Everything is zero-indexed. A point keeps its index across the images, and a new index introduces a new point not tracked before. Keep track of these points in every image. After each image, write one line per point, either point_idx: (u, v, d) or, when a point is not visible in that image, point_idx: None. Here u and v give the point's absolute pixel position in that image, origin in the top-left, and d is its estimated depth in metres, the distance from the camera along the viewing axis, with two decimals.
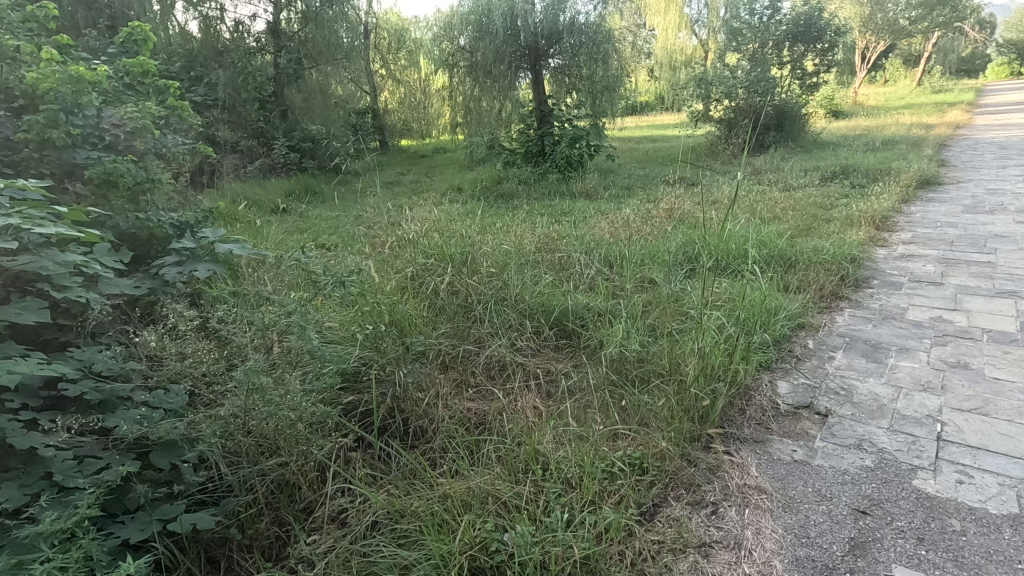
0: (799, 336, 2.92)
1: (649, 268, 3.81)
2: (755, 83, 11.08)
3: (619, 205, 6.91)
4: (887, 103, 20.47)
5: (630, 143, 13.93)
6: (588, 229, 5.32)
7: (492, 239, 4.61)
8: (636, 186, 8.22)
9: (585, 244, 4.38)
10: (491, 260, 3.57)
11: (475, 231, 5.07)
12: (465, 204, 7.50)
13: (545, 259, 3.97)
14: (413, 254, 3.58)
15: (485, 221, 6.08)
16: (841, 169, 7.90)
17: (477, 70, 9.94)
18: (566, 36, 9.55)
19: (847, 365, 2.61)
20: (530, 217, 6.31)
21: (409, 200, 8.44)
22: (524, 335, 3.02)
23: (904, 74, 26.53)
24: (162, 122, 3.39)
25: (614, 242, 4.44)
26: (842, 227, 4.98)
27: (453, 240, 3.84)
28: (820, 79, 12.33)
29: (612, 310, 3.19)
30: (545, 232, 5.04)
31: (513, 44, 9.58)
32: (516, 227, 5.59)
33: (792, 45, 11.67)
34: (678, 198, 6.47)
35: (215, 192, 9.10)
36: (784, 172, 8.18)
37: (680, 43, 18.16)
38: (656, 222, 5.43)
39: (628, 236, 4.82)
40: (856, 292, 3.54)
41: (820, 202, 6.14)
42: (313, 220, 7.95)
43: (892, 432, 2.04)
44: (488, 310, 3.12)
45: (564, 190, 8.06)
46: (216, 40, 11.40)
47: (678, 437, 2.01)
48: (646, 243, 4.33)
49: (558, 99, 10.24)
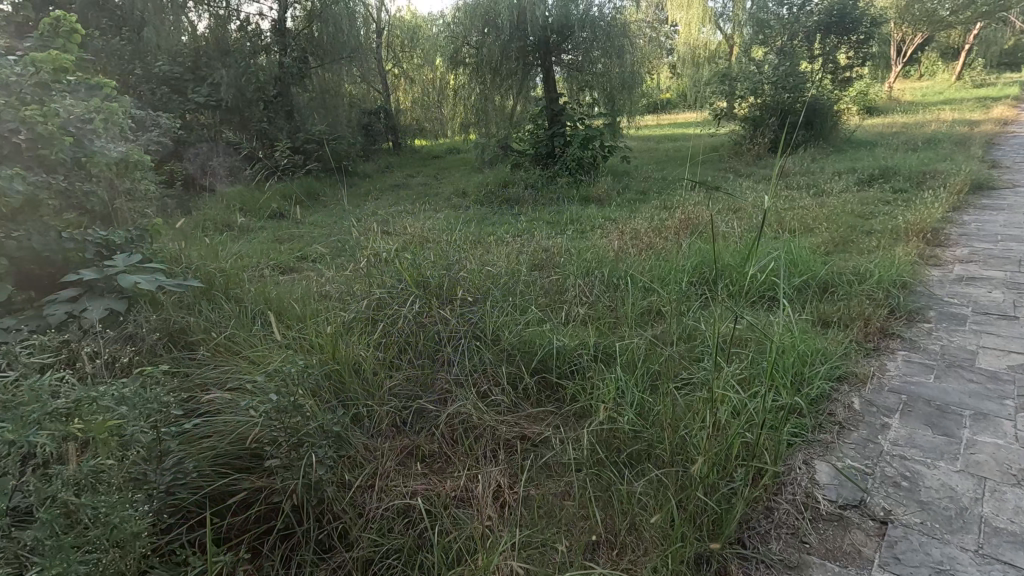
0: (842, 391, 2.33)
1: (658, 294, 3.25)
2: (783, 78, 10.36)
3: (632, 212, 6.34)
4: (925, 99, 19.37)
5: (649, 142, 13.33)
6: (594, 242, 4.78)
7: (482, 256, 4.11)
8: (652, 191, 7.62)
9: (586, 262, 3.84)
10: (469, 287, 3.07)
11: (467, 247, 4.57)
12: (466, 212, 7.05)
13: (538, 282, 3.45)
14: (380, 279, 3.10)
15: (483, 233, 5.59)
16: (881, 172, 7.19)
17: (485, 67, 9.41)
18: (579, 30, 8.97)
19: (907, 438, 2.02)
20: (533, 227, 5.81)
21: (410, 206, 7.98)
22: (500, 383, 2.51)
23: (943, 67, 25.17)
24: (96, 126, 2.97)
25: (620, 261, 3.90)
26: (886, 241, 4.34)
27: (431, 260, 3.34)
28: (854, 73, 11.52)
29: (609, 349, 2.64)
30: (545, 246, 4.51)
31: (523, 40, 9.03)
32: (516, 239, 5.08)
33: (824, 37, 10.89)
34: (697, 205, 5.88)
35: (212, 197, 8.82)
36: (816, 176, 7.50)
37: (703, 38, 17.38)
38: (671, 234, 4.88)
39: (637, 253, 4.28)
40: (910, 328, 2.92)
41: (859, 210, 5.47)
42: (310, 227, 7.56)
43: (982, 562, 1.47)
44: (460, 351, 2.63)
45: (573, 195, 7.52)
46: (222, 40, 11.16)
47: (678, 564, 1.49)
48: (655, 263, 3.77)
49: (572, 98, 9.69)
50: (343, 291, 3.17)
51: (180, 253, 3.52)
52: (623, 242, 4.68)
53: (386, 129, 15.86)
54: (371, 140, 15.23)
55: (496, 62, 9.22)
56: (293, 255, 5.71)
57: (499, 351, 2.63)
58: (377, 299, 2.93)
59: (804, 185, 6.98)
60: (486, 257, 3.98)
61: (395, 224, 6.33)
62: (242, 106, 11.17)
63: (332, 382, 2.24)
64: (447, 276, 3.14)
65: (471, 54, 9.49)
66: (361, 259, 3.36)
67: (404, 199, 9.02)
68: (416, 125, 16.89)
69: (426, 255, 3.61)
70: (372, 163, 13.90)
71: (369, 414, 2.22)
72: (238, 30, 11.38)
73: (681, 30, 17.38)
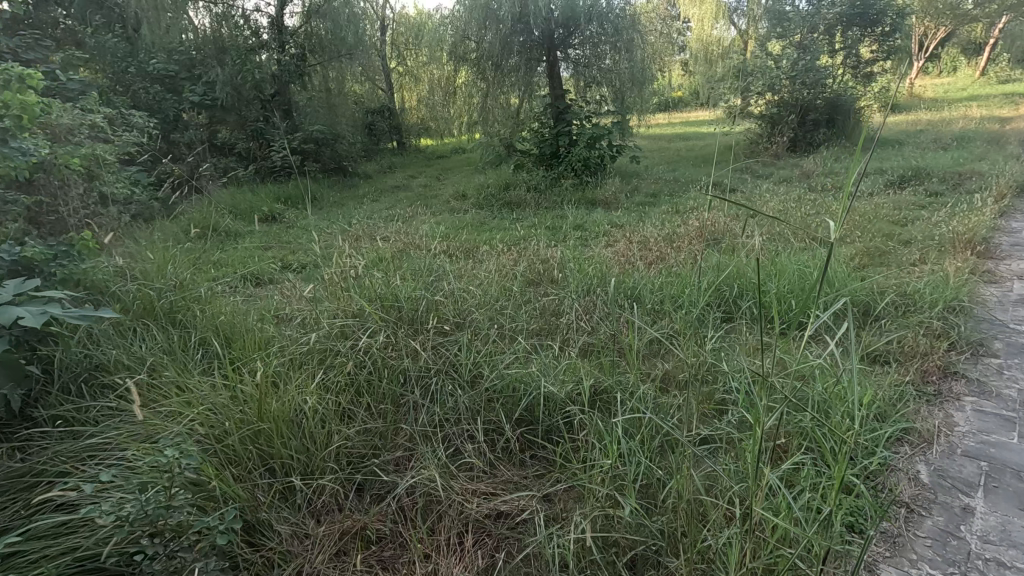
0: (902, 456, 1.86)
1: (668, 323, 2.82)
2: (803, 74, 9.78)
3: (641, 217, 5.85)
4: (948, 95, 18.64)
5: (660, 141, 12.84)
6: (599, 254, 4.32)
7: (471, 271, 3.69)
8: (663, 193, 7.12)
9: (586, 281, 3.41)
10: (449, 313, 2.68)
11: (457, 261, 4.14)
12: (464, 217, 6.63)
13: (530, 307, 3.02)
14: (346, 304, 2.69)
15: (478, 243, 5.16)
16: (913, 172, 6.64)
17: (487, 63, 8.96)
18: (585, 22, 8.46)
19: (1001, 532, 1.54)
20: (533, 234, 5.37)
21: (406, 210, 7.57)
22: (475, 437, 2.06)
23: (964, 63, 24.36)
24: (10, 128, 2.53)
25: (626, 278, 3.44)
26: (930, 253, 3.84)
27: (406, 281, 2.94)
28: (878, 68, 10.93)
29: (611, 393, 2.19)
30: (543, 258, 4.07)
31: (527, 33, 8.57)
32: (512, 250, 4.62)
33: (846, 30, 10.35)
34: (712, 212, 5.39)
35: (203, 201, 8.49)
36: (840, 178, 6.97)
37: (717, 34, 16.81)
38: (683, 244, 4.43)
39: (645, 267, 3.83)
40: (975, 365, 2.42)
41: (892, 217, 4.95)
42: (299, 232, 7.16)
43: None
44: (429, 396, 2.20)
45: (577, 198, 7.06)
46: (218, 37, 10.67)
47: None
48: (666, 282, 3.32)
49: (578, 95, 9.21)
50: (305, 313, 2.76)
51: (124, 270, 3.11)
52: (631, 254, 4.21)
53: (389, 128, 15.46)
54: (373, 140, 14.84)
55: (499, 59, 8.76)
56: (275, 264, 5.31)
57: (476, 394, 2.19)
58: (341, 328, 2.53)
59: (828, 189, 6.46)
60: (474, 272, 3.57)
61: (387, 232, 5.93)
62: (238, 105, 10.81)
63: (261, 444, 1.80)
64: (422, 301, 2.74)
65: (472, 49, 9.02)
66: (326, 277, 2.96)
67: (401, 202, 8.61)
68: (420, 124, 16.47)
69: (404, 275, 3.21)
70: (373, 164, 13.50)
71: (305, 485, 1.79)
72: (235, 28, 10.81)
73: (695, 26, 16.99)
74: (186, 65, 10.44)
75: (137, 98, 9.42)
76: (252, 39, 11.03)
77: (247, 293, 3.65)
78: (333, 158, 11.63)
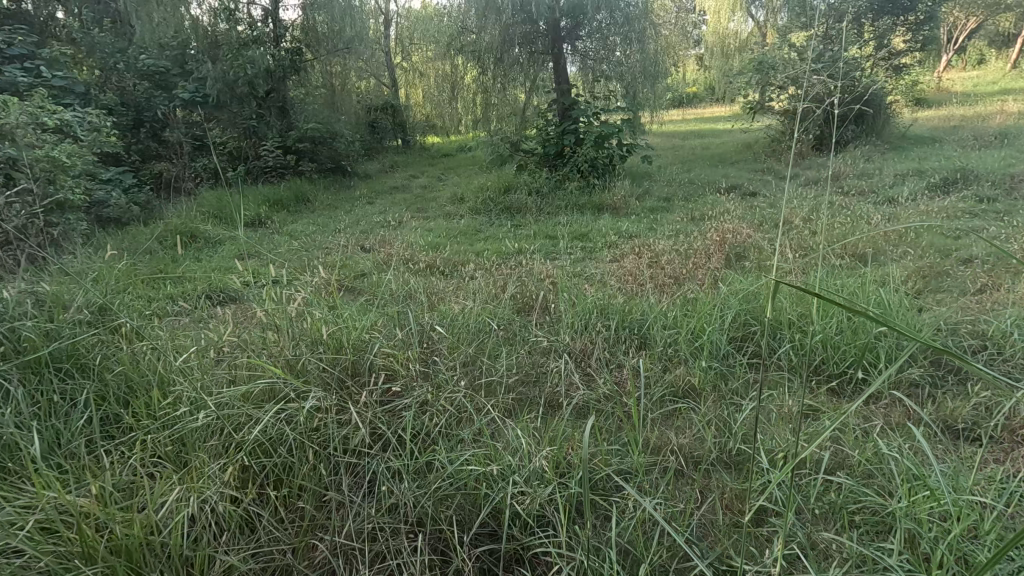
0: None
1: (684, 377, 2.28)
2: (829, 65, 9.09)
3: (653, 227, 5.26)
4: (979, 89, 17.72)
5: (674, 139, 12.23)
6: (604, 274, 3.75)
7: (450, 299, 3.16)
8: (678, 198, 6.51)
9: (586, 312, 2.85)
10: (408, 366, 2.16)
11: (438, 285, 3.59)
12: (459, 224, 6.10)
13: (514, 354, 2.48)
14: (280, 351, 2.20)
15: (469, 257, 4.61)
16: (958, 174, 5.98)
17: (487, 57, 8.36)
18: (594, 11, 7.86)
19: None
20: (532, 245, 4.83)
21: (400, 215, 7.05)
22: (414, 563, 1.52)
23: (994, 54, 23.20)
24: None
25: (634, 310, 2.87)
26: (1000, 278, 3.21)
27: (361, 321, 2.43)
28: (909, 61, 10.27)
29: (607, 497, 1.63)
30: (539, 283, 3.48)
31: (529, 23, 8.02)
32: (505, 267, 4.07)
33: (877, 18, 10.00)
34: (733, 222, 4.79)
35: (189, 203, 8.08)
36: (872, 181, 6.32)
37: (734, 27, 16.16)
38: (701, 262, 3.86)
39: (656, 293, 3.25)
40: None
41: (941, 230, 4.31)
42: (284, 237, 6.67)
43: None
44: (357, 498, 1.66)
45: (583, 203, 6.48)
46: (213, 33, 10.20)
47: None
48: (683, 316, 2.75)
49: (587, 91, 8.61)
50: (233, 361, 2.26)
51: (30, 300, 2.59)
52: (641, 275, 3.64)
53: (393, 126, 14.93)
54: (376, 138, 14.34)
55: (500, 53, 8.19)
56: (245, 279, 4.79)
57: (422, 493, 1.65)
58: (268, 388, 2.05)
59: (862, 194, 5.80)
60: (454, 301, 3.03)
61: (373, 244, 5.40)
62: (230, 101, 10.15)
63: None
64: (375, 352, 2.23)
65: (470, 42, 8.46)
66: (263, 315, 2.45)
67: (396, 206, 8.11)
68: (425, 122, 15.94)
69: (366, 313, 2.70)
70: (374, 163, 12.98)
71: None
72: (228, 24, 10.24)
73: (710, 20, 16.30)
74: (177, 60, 9.99)
75: (124, 94, 8.96)
76: (244, 34, 10.30)
77: (193, 320, 3.15)
78: (330, 158, 10.97)
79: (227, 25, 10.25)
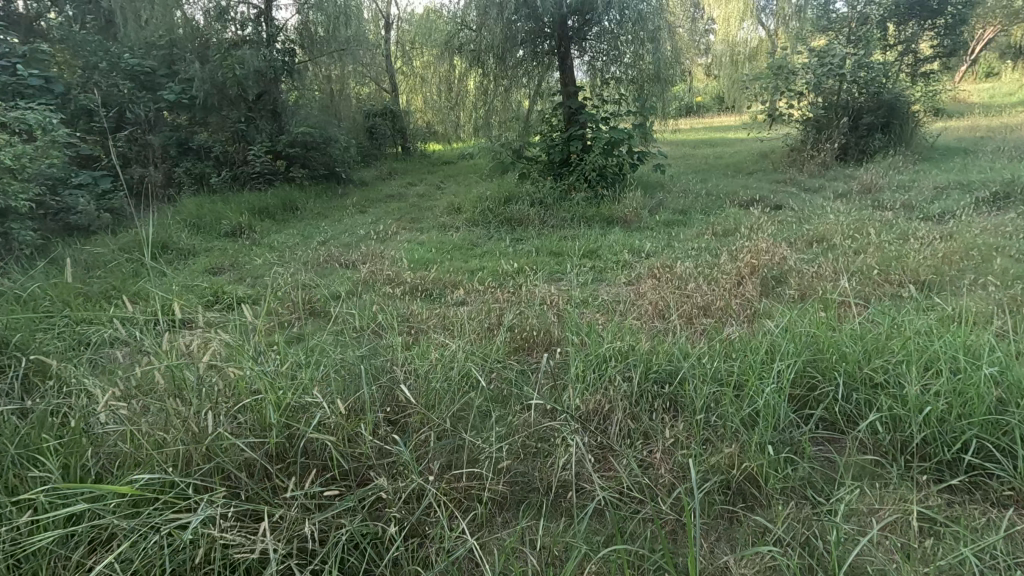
0: None
1: (736, 459, 1.71)
2: (856, 70, 8.48)
3: (672, 243, 4.68)
4: (997, 100, 17.12)
5: (684, 148, 11.64)
6: (621, 305, 3.13)
7: (430, 336, 2.57)
8: (695, 211, 5.91)
9: (600, 359, 2.25)
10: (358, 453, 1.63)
11: (421, 319, 2.98)
12: (453, 237, 5.53)
13: (506, 423, 1.92)
14: (185, 419, 1.63)
15: (462, 277, 3.99)
16: (1009, 187, 5.39)
17: (488, 56, 7.75)
18: (604, 9, 7.26)
19: None
20: (534, 264, 4.25)
21: (393, 227, 6.46)
22: None
23: (1006, 63, 22.59)
24: None
25: (663, 354, 2.29)
26: None
27: (305, 373, 1.86)
28: (934, 69, 9.73)
29: None
30: (544, 319, 2.88)
31: (532, 19, 7.39)
32: (503, 291, 3.49)
33: (902, 24, 9.46)
34: (765, 240, 4.18)
35: (169, 211, 7.55)
36: (908, 194, 5.72)
37: (743, 36, 15.58)
38: (734, 289, 3.27)
39: (687, 332, 2.66)
40: None
41: (1009, 252, 3.69)
42: (264, 249, 6.11)
43: None
44: None
45: (591, 215, 5.90)
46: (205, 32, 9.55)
47: None
48: (727, 367, 2.16)
49: (594, 94, 8.02)
50: (125, 422, 1.69)
51: None
52: (666, 307, 3.03)
53: (391, 132, 14.37)
54: (373, 144, 13.79)
55: (502, 50, 7.55)
56: (204, 298, 4.14)
57: None
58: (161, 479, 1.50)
59: (899, 209, 5.21)
60: (436, 340, 2.44)
61: (357, 260, 4.79)
62: (221, 104, 9.50)
63: None
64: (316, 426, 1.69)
65: (469, 40, 7.83)
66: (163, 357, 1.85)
67: (388, 215, 7.53)
68: (424, 129, 15.38)
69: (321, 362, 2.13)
70: (370, 170, 12.44)
71: None
72: (219, 22, 9.50)
73: (719, 27, 15.83)
74: (163, 60, 9.36)
75: (105, 95, 8.32)
76: (232, 34, 9.61)
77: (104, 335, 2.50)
78: (323, 164, 10.30)
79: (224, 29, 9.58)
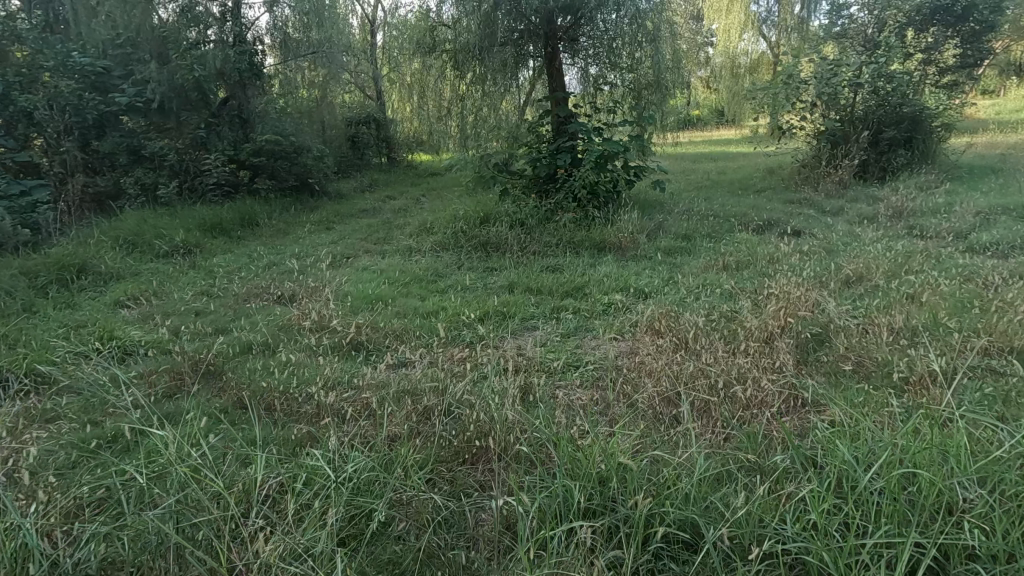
0: None
1: None
2: (876, 80, 7.68)
3: (674, 278, 3.83)
4: (1002, 116, 16.53)
5: (685, 162, 10.80)
6: (610, 383, 2.27)
7: (311, 450, 1.73)
8: (700, 236, 5.09)
9: (571, 519, 1.42)
10: None
11: (327, 416, 2.09)
12: (416, 265, 4.66)
13: None
14: None
15: (409, 326, 3.11)
16: None
17: (470, 57, 6.85)
18: (596, 9, 6.45)
19: None
20: (505, 307, 3.37)
21: (352, 250, 5.57)
22: None
23: (1008, 80, 21.92)
24: None
25: (672, 502, 1.46)
26: None
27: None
28: (957, 79, 8.95)
29: None
30: (496, 408, 2.01)
31: (517, 17, 6.56)
32: (455, 352, 2.64)
33: (922, 30, 8.70)
34: (795, 282, 3.30)
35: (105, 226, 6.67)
36: (949, 220, 4.88)
37: (744, 48, 14.78)
38: (762, 355, 2.42)
39: (707, 446, 1.79)
40: None
41: None
42: (196, 275, 5.20)
43: None
44: None
45: (580, 238, 5.07)
46: (177, 36, 8.26)
47: None
48: (782, 539, 1.33)
49: (587, 101, 7.18)
50: None
51: None
52: (670, 391, 2.17)
53: (375, 142, 13.47)
54: (355, 154, 12.85)
55: (481, 49, 6.64)
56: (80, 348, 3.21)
57: None
58: None
59: (945, 239, 4.38)
60: (321, 464, 1.60)
61: (293, 298, 3.92)
62: (181, 109, 8.53)
63: None
64: None
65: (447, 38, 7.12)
66: None
67: (354, 235, 6.65)
68: (410, 137, 14.46)
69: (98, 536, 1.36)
70: (349, 181, 11.54)
71: None
72: (186, 21, 8.39)
73: (718, 40, 14.87)
74: (119, 61, 8.14)
75: (50, 97, 7.08)
76: (197, 35, 8.54)
77: None
78: (293, 175, 9.32)
79: (191, 29, 8.49)
